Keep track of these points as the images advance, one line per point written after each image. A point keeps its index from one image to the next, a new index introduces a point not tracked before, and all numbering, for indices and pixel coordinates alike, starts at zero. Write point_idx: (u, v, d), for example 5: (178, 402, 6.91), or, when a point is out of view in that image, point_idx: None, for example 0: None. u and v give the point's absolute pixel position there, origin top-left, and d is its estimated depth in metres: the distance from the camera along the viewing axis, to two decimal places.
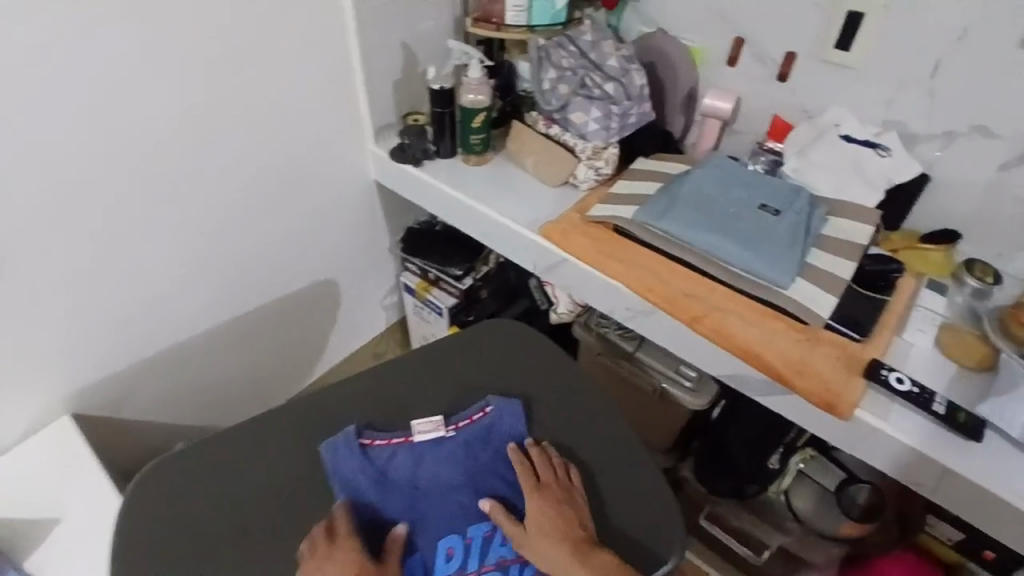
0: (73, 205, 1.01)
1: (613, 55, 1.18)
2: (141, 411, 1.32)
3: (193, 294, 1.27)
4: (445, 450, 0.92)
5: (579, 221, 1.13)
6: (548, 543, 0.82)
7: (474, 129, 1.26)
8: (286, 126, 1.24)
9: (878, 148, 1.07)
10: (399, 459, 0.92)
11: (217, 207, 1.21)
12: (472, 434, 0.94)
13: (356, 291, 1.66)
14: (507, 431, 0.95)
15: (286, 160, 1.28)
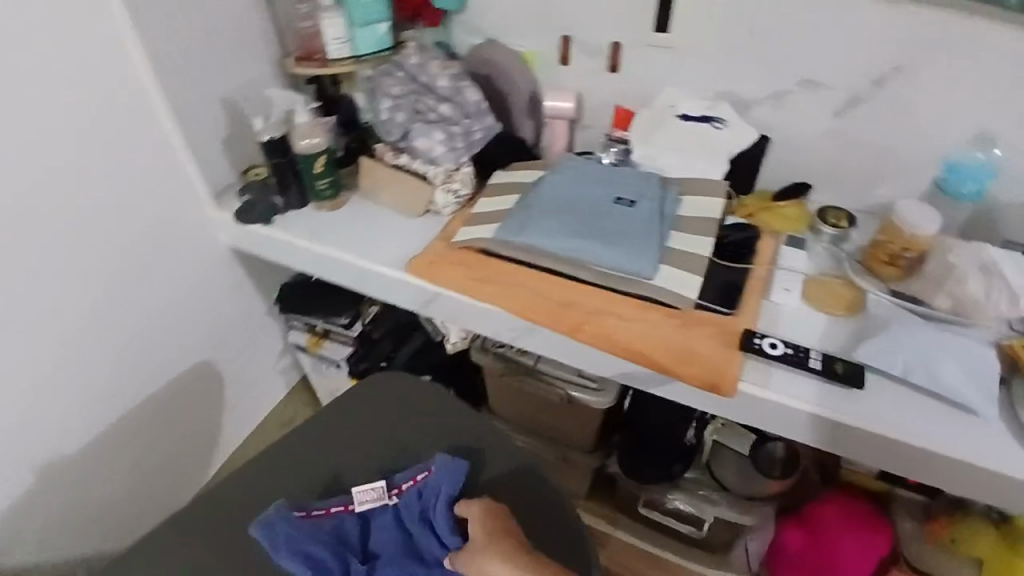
0: None
1: (442, 75, 1.15)
2: (13, 560, 1.16)
3: (44, 417, 1.12)
4: (386, 518, 0.88)
5: (447, 249, 1.09)
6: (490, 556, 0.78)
7: (318, 174, 1.18)
8: (112, 211, 1.11)
9: (713, 121, 1.11)
10: (342, 531, 0.86)
11: (50, 315, 1.07)
12: (412, 497, 0.89)
13: (243, 364, 1.53)
14: (446, 494, 0.86)
15: (124, 246, 1.15)
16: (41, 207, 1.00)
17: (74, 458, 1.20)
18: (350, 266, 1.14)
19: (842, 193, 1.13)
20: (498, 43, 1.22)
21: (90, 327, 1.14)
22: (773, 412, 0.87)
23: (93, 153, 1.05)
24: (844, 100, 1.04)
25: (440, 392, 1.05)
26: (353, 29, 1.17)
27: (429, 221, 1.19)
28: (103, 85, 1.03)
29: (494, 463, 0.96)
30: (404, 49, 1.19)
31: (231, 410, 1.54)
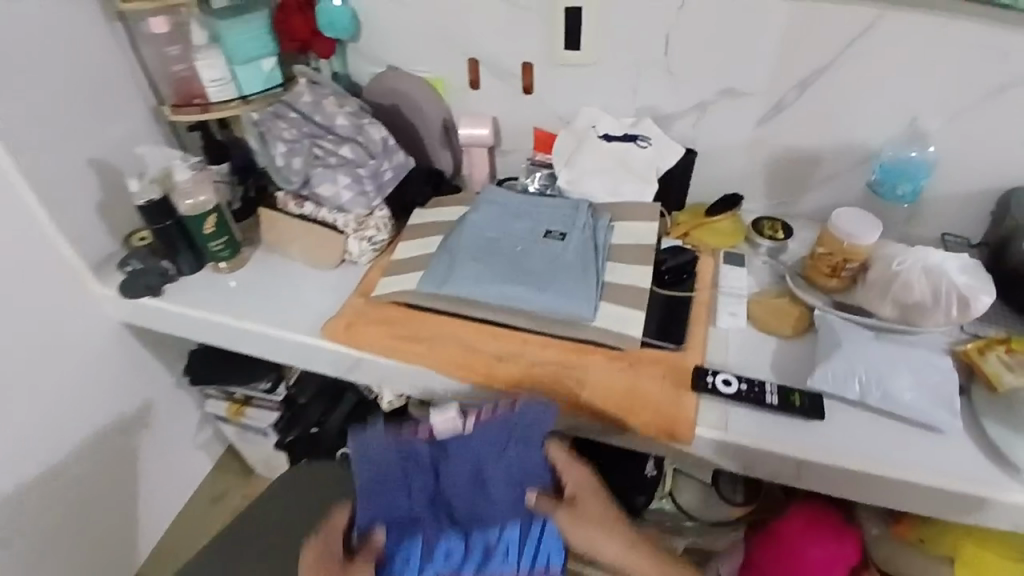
0: None
1: (339, 113, 1.03)
2: None
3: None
4: (467, 451, 0.68)
5: (365, 305, 0.97)
6: (598, 526, 0.71)
7: (209, 236, 1.04)
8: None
9: (638, 139, 1.03)
10: (421, 455, 0.67)
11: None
12: (498, 434, 0.69)
13: (155, 446, 1.35)
14: (534, 440, 0.70)
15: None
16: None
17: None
18: (258, 337, 1.01)
19: (779, 199, 1.08)
20: (397, 70, 1.12)
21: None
22: (741, 455, 0.81)
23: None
24: (769, 108, 0.99)
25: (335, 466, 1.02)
26: (233, 67, 1.05)
27: (346, 273, 1.07)
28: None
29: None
30: (296, 86, 1.06)
31: (147, 499, 1.37)
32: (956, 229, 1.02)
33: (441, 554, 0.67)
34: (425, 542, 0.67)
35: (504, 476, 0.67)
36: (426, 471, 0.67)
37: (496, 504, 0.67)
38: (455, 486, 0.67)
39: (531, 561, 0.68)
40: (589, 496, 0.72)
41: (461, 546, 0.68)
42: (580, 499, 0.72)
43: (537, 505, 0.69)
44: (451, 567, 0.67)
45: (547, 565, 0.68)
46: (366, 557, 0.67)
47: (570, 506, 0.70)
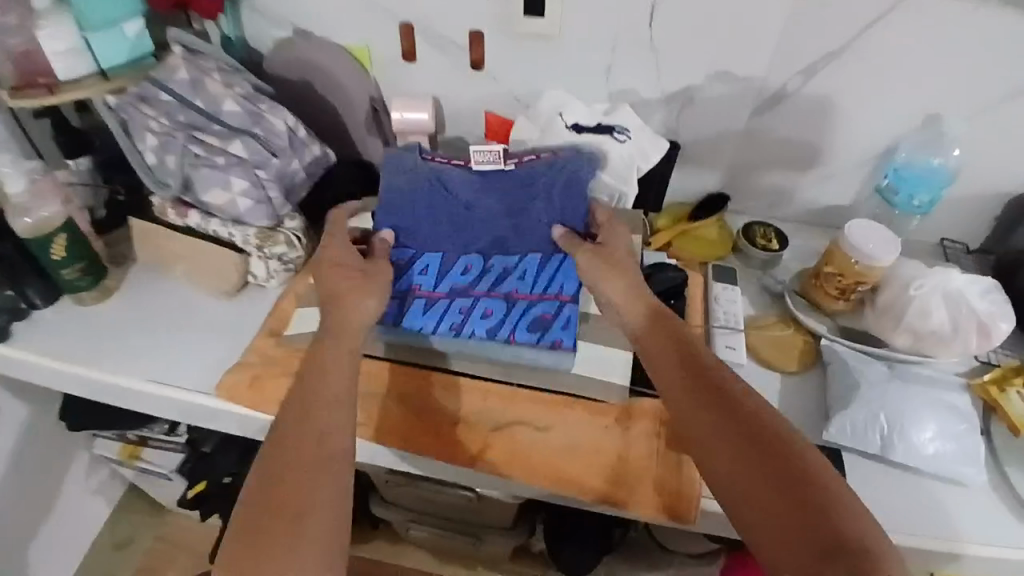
0: None
1: (227, 96, 0.78)
2: None
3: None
4: (500, 183, 0.75)
5: (276, 351, 0.77)
6: (622, 267, 0.68)
7: (59, 262, 0.78)
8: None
9: (615, 132, 0.84)
10: (456, 180, 0.76)
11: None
12: (535, 169, 0.76)
13: (32, 510, 1.08)
14: (579, 182, 0.74)
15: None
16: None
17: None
18: (142, 396, 0.77)
19: (770, 198, 0.94)
20: (310, 37, 0.87)
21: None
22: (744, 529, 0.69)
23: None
24: (767, 96, 0.83)
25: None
26: (84, 33, 0.76)
27: (253, 303, 0.84)
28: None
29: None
30: (169, 58, 0.80)
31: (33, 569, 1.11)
32: (956, 234, 0.92)
33: (459, 267, 0.75)
34: (443, 257, 0.75)
35: (536, 211, 0.74)
36: (455, 200, 0.76)
37: (524, 236, 0.75)
38: (479, 223, 0.76)
39: (544, 286, 0.73)
40: (620, 241, 0.72)
41: (478, 262, 0.75)
42: (610, 245, 0.71)
43: (563, 236, 0.72)
44: (468, 281, 0.74)
45: (560, 290, 0.73)
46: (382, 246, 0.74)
47: (596, 248, 0.70)
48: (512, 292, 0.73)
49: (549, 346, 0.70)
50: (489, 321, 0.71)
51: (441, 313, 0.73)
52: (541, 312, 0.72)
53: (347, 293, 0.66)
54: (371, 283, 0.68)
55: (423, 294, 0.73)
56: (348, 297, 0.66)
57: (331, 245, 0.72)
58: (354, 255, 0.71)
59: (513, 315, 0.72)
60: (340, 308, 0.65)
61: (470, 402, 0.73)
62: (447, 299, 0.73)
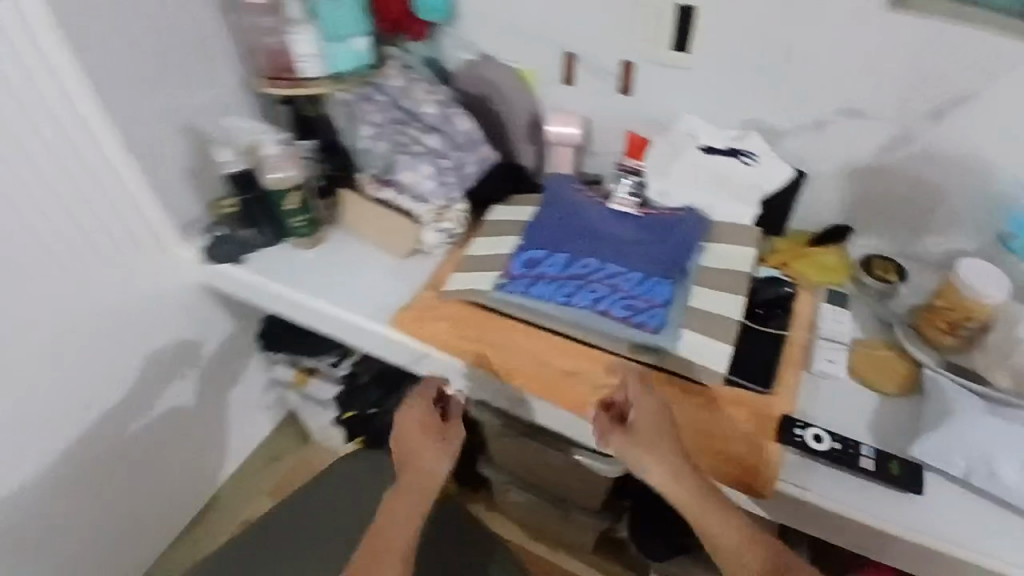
0: None
1: (428, 101, 1.01)
2: None
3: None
4: (626, 220, 0.95)
5: (436, 301, 0.96)
6: (656, 453, 0.71)
7: (291, 212, 1.05)
8: (39, 262, 0.92)
9: (741, 155, 0.95)
10: (595, 210, 0.96)
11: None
12: (658, 221, 0.94)
13: (223, 411, 1.36)
14: (689, 231, 0.92)
15: (62, 304, 0.97)
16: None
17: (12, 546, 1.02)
18: (334, 321, 1.01)
19: (892, 235, 0.97)
20: (491, 59, 1.08)
21: (13, 402, 0.95)
22: (821, 522, 0.75)
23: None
24: (892, 135, 0.89)
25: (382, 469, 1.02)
26: (327, 43, 1.01)
27: (418, 264, 1.05)
28: (22, 111, 0.84)
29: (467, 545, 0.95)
30: (386, 69, 1.05)
31: (213, 459, 1.39)
32: None
33: (582, 261, 0.89)
34: (569, 255, 0.90)
35: (651, 249, 0.90)
36: (586, 221, 0.95)
37: (635, 257, 0.89)
38: (599, 240, 0.92)
39: (643, 289, 0.85)
40: (655, 418, 0.74)
41: (598, 263, 0.88)
42: (644, 426, 0.73)
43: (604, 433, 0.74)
44: (586, 271, 0.88)
45: (653, 296, 0.84)
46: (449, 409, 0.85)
47: (628, 431, 0.73)
48: (616, 285, 0.86)
49: (637, 325, 0.82)
50: (593, 296, 0.85)
51: (557, 287, 0.87)
52: (636, 298, 0.84)
53: (418, 453, 0.80)
54: (448, 440, 0.82)
55: (549, 276, 0.88)
56: (422, 448, 0.81)
57: (407, 412, 0.83)
58: (431, 412, 0.83)
59: (611, 297, 0.84)
60: (409, 466, 0.80)
61: (582, 363, 0.86)
62: (564, 279, 0.87)
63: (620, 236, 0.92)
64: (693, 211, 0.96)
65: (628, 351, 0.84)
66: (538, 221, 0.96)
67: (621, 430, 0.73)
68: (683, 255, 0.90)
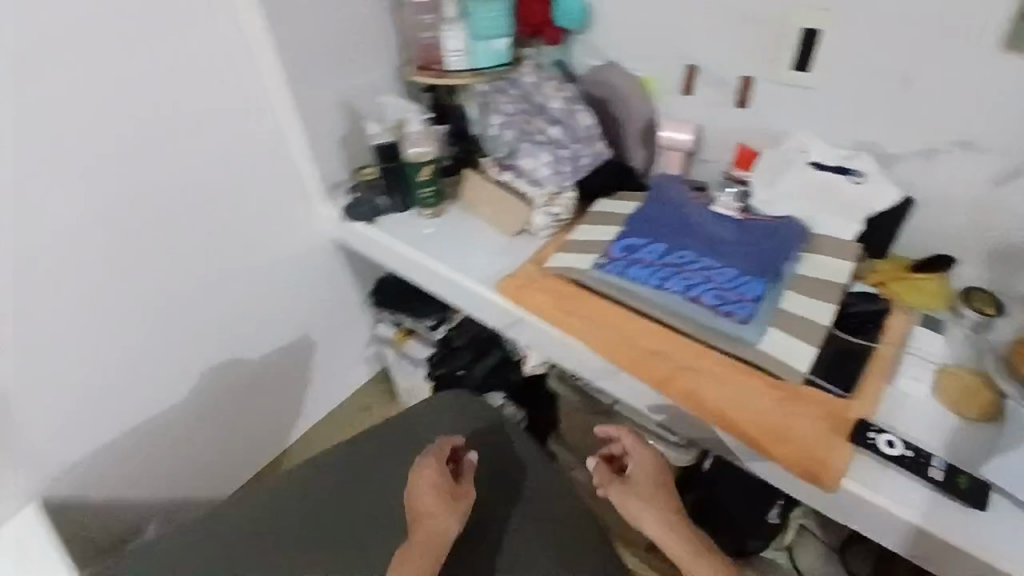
0: (22, 310, 0.96)
1: (557, 96, 1.12)
2: (112, 493, 1.22)
3: (129, 381, 1.14)
4: (726, 221, 1.01)
5: (537, 273, 1.06)
6: (648, 505, 0.85)
7: (423, 183, 1.20)
8: (216, 192, 1.13)
9: (850, 174, 1.00)
10: (697, 209, 1.03)
11: (135, 294, 1.09)
12: (758, 225, 0.99)
13: (331, 355, 1.52)
14: (788, 238, 0.97)
15: (224, 231, 1.17)
16: (137, 172, 1.01)
17: (132, 439, 1.20)
18: (445, 281, 1.14)
19: (1000, 273, 0.96)
20: (617, 65, 1.18)
21: (178, 307, 1.15)
22: (880, 523, 0.79)
23: (193, 128, 1.05)
24: (1006, 169, 0.89)
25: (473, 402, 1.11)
26: (474, 42, 1.15)
27: (524, 242, 1.16)
28: (196, 71, 1.02)
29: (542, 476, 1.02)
30: (521, 67, 1.17)
31: (312, 399, 1.53)
32: None
33: (679, 252, 0.97)
34: (668, 245, 0.98)
35: (748, 249, 0.96)
36: (687, 218, 1.02)
37: (731, 254, 0.96)
38: (698, 236, 0.99)
39: (734, 283, 0.92)
40: (648, 474, 0.89)
41: (694, 256, 0.96)
42: (639, 477, 0.89)
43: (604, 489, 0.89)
44: (682, 261, 0.96)
45: (743, 290, 0.91)
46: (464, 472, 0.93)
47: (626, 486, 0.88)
48: (708, 277, 0.93)
49: (725, 312, 0.89)
50: (686, 283, 0.93)
51: (653, 271, 0.95)
52: (727, 290, 0.91)
53: (431, 512, 0.86)
54: (458, 505, 0.88)
55: (646, 261, 0.97)
56: (433, 514, 0.86)
57: (424, 471, 0.90)
58: (444, 477, 0.90)
59: (703, 287, 0.92)
60: (421, 525, 0.86)
61: (668, 344, 0.92)
62: (660, 265, 0.96)
63: (717, 236, 0.99)
64: (792, 221, 1.01)
65: (714, 340, 0.90)
66: (641, 213, 1.04)
67: (617, 484, 0.89)
68: (778, 258, 0.95)
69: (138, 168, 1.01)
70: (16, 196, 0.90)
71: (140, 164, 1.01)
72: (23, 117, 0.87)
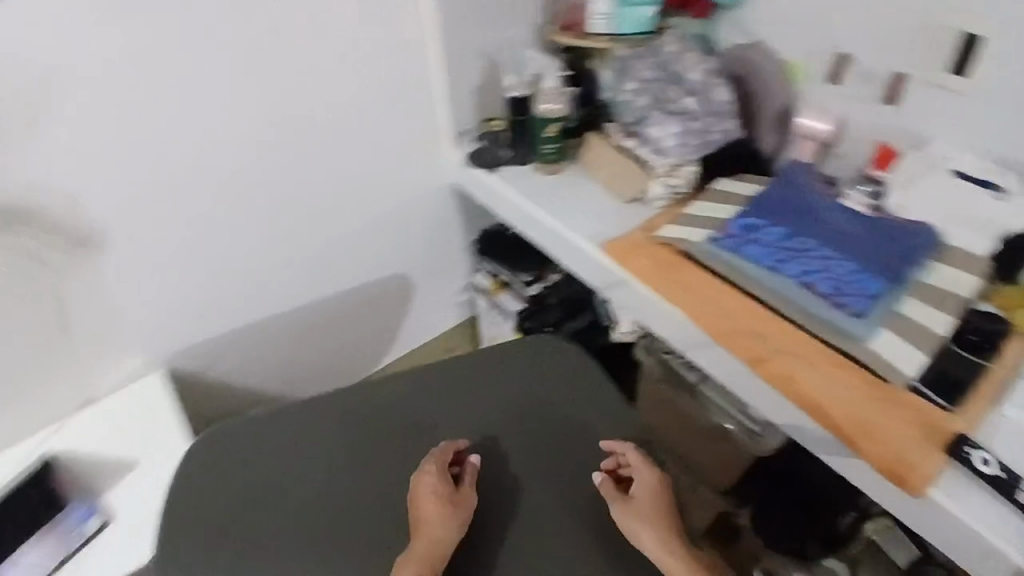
0: (184, 191, 1.10)
1: (696, 68, 1.12)
2: (229, 372, 1.36)
3: (257, 276, 1.27)
4: (854, 217, 0.99)
5: (644, 240, 1.08)
6: (647, 525, 0.85)
7: (548, 138, 1.24)
8: (357, 116, 1.22)
9: (989, 187, 0.96)
10: (824, 200, 1.02)
11: (274, 197, 1.21)
12: (888, 225, 0.97)
13: (429, 298, 1.59)
14: (919, 243, 0.94)
15: (357, 155, 1.26)
16: (297, 89, 1.13)
17: (257, 326, 1.34)
18: (555, 234, 1.17)
19: None
20: (765, 46, 1.16)
21: (306, 217, 1.27)
22: (959, 539, 0.77)
23: (349, 52, 1.14)
24: None
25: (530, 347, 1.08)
26: (623, 6, 1.16)
27: (637, 210, 1.16)
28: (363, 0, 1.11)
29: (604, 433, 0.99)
30: (664, 37, 1.18)
31: (400, 334, 1.60)
32: None
33: (799, 238, 0.96)
34: (788, 230, 0.98)
35: (874, 246, 0.94)
36: (812, 207, 1.01)
37: (855, 249, 0.94)
38: (821, 226, 0.98)
39: (853, 277, 0.91)
40: (653, 496, 0.88)
41: (814, 244, 0.95)
42: (641, 498, 0.88)
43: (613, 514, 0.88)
44: (800, 247, 0.95)
45: (861, 286, 0.90)
46: (466, 476, 0.92)
47: (633, 506, 0.87)
48: (826, 266, 0.93)
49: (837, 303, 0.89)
50: (801, 269, 0.93)
51: (768, 252, 0.96)
52: (844, 282, 0.91)
53: (430, 521, 0.86)
54: (457, 512, 0.87)
55: (763, 242, 0.97)
56: (433, 521, 0.86)
57: (425, 477, 0.90)
58: (443, 484, 0.89)
59: (818, 275, 0.92)
60: (420, 534, 0.85)
61: (769, 327, 0.93)
62: (777, 248, 0.96)
63: (842, 228, 0.97)
64: (925, 226, 0.97)
65: (818, 330, 0.90)
66: (764, 195, 1.04)
67: (621, 498, 0.88)
68: (905, 261, 0.92)
69: (298, 83, 1.12)
70: (199, 94, 1.03)
71: (300, 79, 1.12)
72: (220, 21, 1.00)
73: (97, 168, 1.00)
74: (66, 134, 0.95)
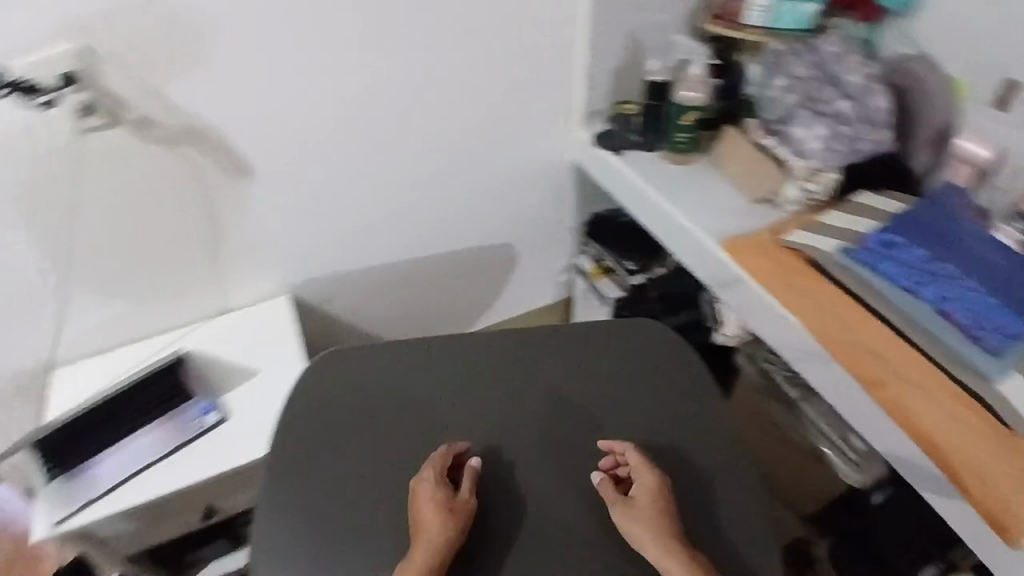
0: (334, 133, 1.19)
1: (857, 71, 1.07)
2: (341, 309, 1.46)
3: (381, 222, 1.36)
4: (1004, 252, 0.92)
5: (770, 241, 1.05)
6: (647, 530, 0.80)
7: (682, 127, 1.22)
8: (497, 84, 1.26)
9: None
10: (972, 229, 0.96)
11: (409, 151, 1.28)
12: None
13: (531, 272, 1.62)
14: None
15: (491, 121, 1.31)
16: (448, 51, 1.18)
17: (372, 270, 1.43)
18: (676, 222, 1.15)
19: None
20: (931, 58, 1.09)
21: (435, 174, 1.33)
22: None
23: (502, 20, 1.18)
24: None
25: (598, 332, 1.05)
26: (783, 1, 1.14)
27: (765, 212, 1.13)
28: None
29: (681, 426, 0.97)
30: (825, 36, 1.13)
31: (497, 303, 1.65)
32: None
33: (941, 265, 0.91)
34: (930, 254, 0.92)
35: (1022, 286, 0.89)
36: (959, 234, 0.95)
37: (999, 285, 0.89)
38: (966, 255, 0.92)
39: (993, 314, 0.86)
40: (654, 496, 0.83)
41: (956, 273, 0.90)
42: (641, 503, 0.83)
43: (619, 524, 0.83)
44: (941, 274, 0.90)
45: (1000, 324, 0.85)
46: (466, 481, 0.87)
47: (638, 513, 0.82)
48: (965, 298, 0.88)
49: (972, 338, 0.85)
50: (939, 296, 0.88)
51: (906, 273, 0.91)
52: (981, 317, 0.86)
53: (429, 526, 0.81)
54: (455, 516, 0.82)
55: (902, 262, 0.92)
56: (430, 524, 0.81)
57: (422, 483, 0.85)
58: (438, 490, 0.84)
59: (956, 306, 0.87)
60: (420, 539, 0.80)
61: (890, 349, 0.89)
62: (915, 270, 0.91)
63: (989, 262, 0.91)
64: None
65: (947, 360, 0.85)
66: (909, 213, 0.98)
67: (620, 501, 0.85)
68: None
69: (450, 45, 1.18)
70: (363, 43, 1.12)
71: (452, 41, 1.17)
72: None
73: (267, 101, 1.11)
74: (248, 67, 1.06)
